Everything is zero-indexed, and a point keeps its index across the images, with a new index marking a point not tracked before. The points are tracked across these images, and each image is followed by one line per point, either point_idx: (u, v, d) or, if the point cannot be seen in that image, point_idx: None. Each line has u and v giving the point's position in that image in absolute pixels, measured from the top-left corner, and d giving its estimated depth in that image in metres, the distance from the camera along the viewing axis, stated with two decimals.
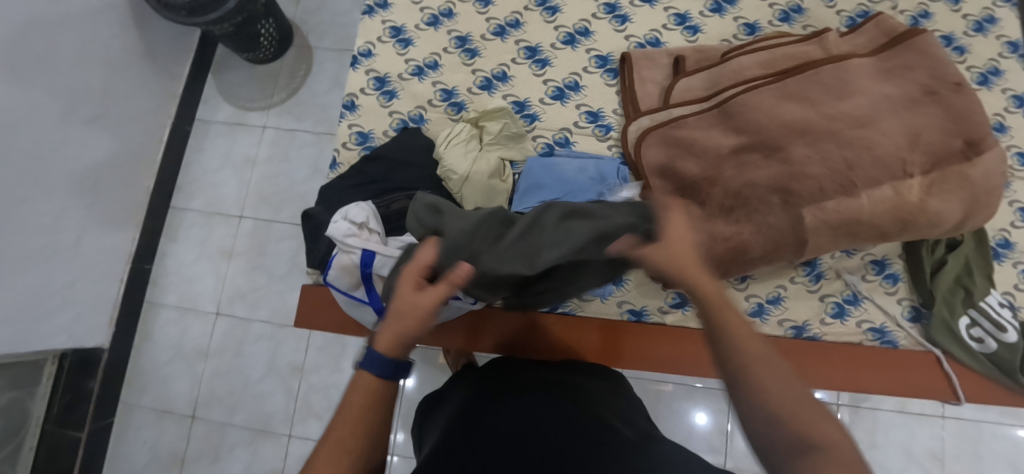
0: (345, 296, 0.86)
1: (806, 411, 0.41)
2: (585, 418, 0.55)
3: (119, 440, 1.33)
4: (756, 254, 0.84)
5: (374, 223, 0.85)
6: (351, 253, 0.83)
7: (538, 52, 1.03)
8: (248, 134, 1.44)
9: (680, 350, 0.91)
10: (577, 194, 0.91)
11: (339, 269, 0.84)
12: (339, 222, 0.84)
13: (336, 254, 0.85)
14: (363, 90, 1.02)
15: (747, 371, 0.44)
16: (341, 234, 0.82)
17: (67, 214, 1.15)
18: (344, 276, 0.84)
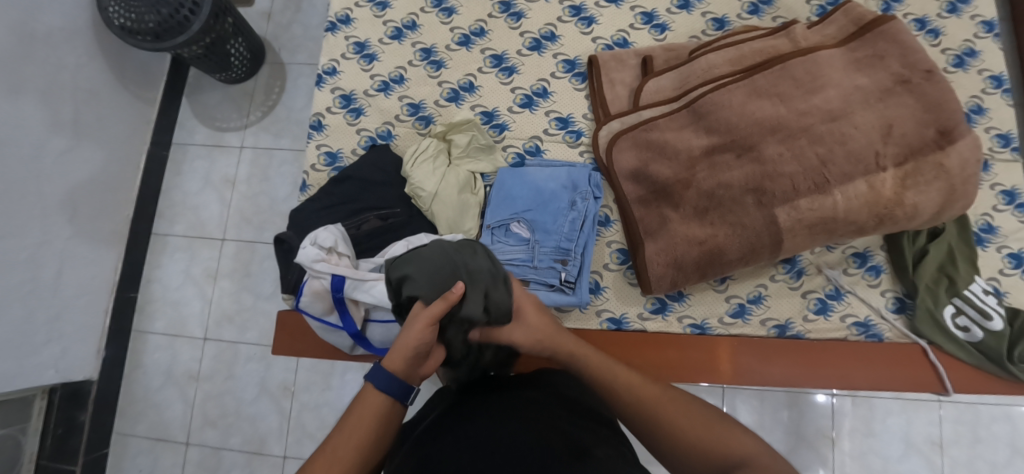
0: (318, 322, 0.85)
1: (711, 432, 0.51)
2: (565, 413, 0.55)
3: (115, 470, 1.32)
4: (733, 256, 0.82)
5: (343, 247, 0.84)
6: (321, 278, 0.82)
7: (504, 60, 1.01)
8: (226, 155, 1.43)
9: (677, 357, 0.88)
10: (549, 204, 0.90)
11: (311, 294, 0.82)
12: (307, 248, 0.83)
13: (307, 280, 0.84)
14: (330, 109, 1.00)
15: (652, 424, 0.53)
16: (309, 260, 0.82)
17: (48, 250, 1.14)
18: (317, 302, 0.82)
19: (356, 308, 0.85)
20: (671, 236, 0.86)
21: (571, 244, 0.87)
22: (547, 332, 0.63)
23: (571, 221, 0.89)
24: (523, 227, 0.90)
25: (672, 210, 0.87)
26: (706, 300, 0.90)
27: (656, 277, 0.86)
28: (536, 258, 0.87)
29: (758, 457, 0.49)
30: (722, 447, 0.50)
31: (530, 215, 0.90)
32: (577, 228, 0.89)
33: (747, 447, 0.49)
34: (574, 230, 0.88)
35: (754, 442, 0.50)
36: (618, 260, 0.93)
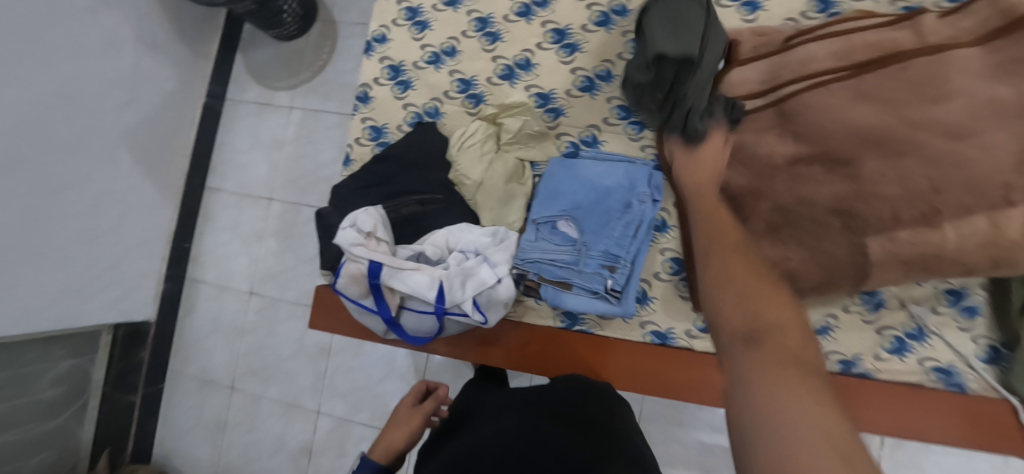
0: (354, 304, 0.83)
1: (768, 312, 0.49)
2: (568, 426, 0.58)
3: (168, 404, 1.42)
4: (807, 284, 0.73)
5: (383, 232, 0.81)
6: (359, 263, 0.80)
7: (566, 36, 0.91)
8: (276, 115, 1.42)
9: (712, 377, 0.82)
10: (599, 205, 0.83)
11: (348, 277, 0.80)
12: (346, 230, 0.80)
13: (345, 261, 0.81)
14: (377, 80, 0.96)
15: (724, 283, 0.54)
16: (347, 243, 0.79)
17: (108, 200, 1.20)
18: (353, 285, 0.80)
19: (391, 295, 0.82)
20: None
21: (621, 251, 0.80)
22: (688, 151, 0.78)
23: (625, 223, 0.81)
24: (571, 226, 0.84)
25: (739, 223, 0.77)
26: None
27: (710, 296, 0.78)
28: (581, 262, 0.81)
29: (801, 347, 0.46)
30: (771, 322, 0.48)
31: (578, 214, 0.83)
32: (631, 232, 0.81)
33: (794, 339, 0.46)
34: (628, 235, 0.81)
35: (800, 338, 0.47)
36: (671, 270, 0.85)
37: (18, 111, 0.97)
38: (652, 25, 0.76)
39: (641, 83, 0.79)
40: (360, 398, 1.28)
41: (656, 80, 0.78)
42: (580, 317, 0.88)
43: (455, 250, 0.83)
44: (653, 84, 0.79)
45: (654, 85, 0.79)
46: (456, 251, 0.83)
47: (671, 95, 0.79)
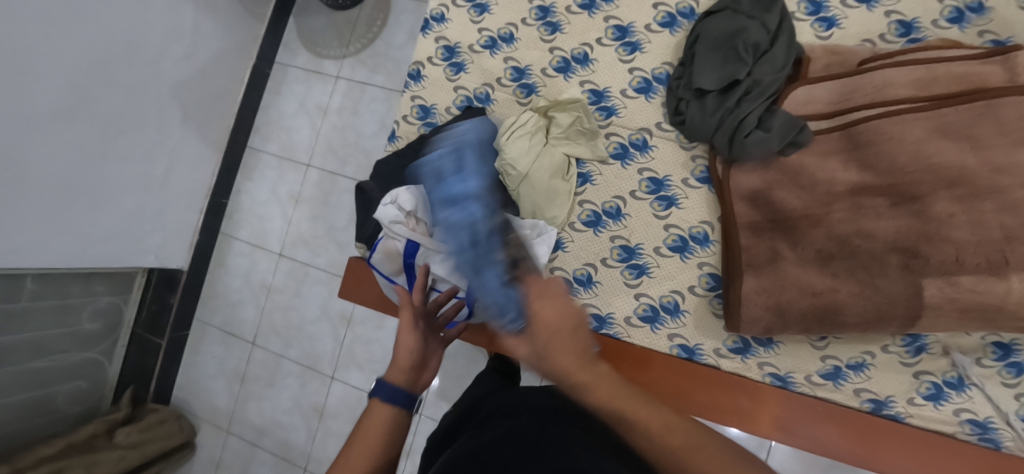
0: (385, 280, 0.84)
1: None
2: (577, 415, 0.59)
3: (193, 351, 1.47)
4: (852, 319, 0.71)
5: (423, 212, 0.79)
6: (396, 241, 0.80)
7: (628, 33, 0.89)
8: (322, 83, 1.44)
9: (734, 397, 0.81)
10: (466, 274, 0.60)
11: (384, 252, 0.82)
12: (388, 206, 0.81)
13: (384, 237, 0.82)
14: (431, 59, 0.96)
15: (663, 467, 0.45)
16: (387, 219, 0.80)
17: (160, 149, 1.24)
18: (387, 261, 0.82)
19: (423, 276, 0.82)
20: (779, 276, 0.75)
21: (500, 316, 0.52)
22: (756, 182, 0.79)
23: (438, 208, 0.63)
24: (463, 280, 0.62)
25: (789, 247, 0.76)
26: (795, 350, 0.81)
27: (748, 319, 0.76)
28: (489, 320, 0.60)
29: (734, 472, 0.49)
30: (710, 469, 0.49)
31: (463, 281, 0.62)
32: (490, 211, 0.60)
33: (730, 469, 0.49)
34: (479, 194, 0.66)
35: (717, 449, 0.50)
36: (707, 285, 0.83)
37: (87, 51, 1.00)
38: (711, 47, 0.81)
39: (707, 111, 0.80)
40: (376, 369, 1.31)
41: (721, 103, 0.80)
42: (609, 321, 0.85)
43: None
44: (719, 108, 0.79)
45: (721, 109, 0.79)
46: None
47: (746, 118, 0.78)
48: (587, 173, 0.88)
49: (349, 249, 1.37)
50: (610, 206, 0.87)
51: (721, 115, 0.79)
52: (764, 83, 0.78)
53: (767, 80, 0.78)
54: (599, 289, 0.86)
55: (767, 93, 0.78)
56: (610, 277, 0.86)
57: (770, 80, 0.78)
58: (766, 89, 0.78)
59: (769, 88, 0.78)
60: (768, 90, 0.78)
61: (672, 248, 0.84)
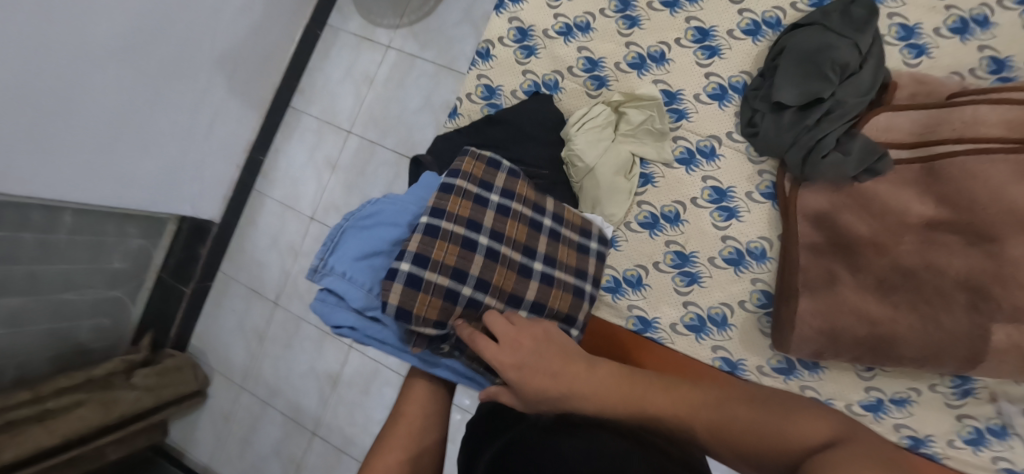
0: None
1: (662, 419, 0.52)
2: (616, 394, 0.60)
3: (214, 304, 1.47)
4: (909, 353, 0.70)
5: None
6: None
7: (709, 37, 0.87)
8: (373, 51, 1.42)
9: None
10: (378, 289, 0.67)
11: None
12: None
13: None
14: (502, 40, 0.94)
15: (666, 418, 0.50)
16: None
17: (208, 98, 1.22)
18: None
19: None
20: (838, 301, 0.74)
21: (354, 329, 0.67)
22: (824, 202, 0.77)
23: (377, 239, 0.69)
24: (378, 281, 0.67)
25: (849, 272, 0.74)
26: (840, 378, 0.80)
27: (799, 340, 0.75)
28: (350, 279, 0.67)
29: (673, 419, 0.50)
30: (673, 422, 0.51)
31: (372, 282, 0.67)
32: (385, 250, 0.68)
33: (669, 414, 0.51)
34: (411, 215, 0.71)
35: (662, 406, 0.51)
36: (758, 302, 0.82)
37: None
38: (796, 60, 0.79)
39: (780, 126, 0.79)
40: None
41: (797, 119, 0.78)
42: (653, 324, 0.85)
43: None
44: (794, 124, 0.78)
45: (796, 126, 0.78)
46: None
47: (820, 139, 0.76)
48: (650, 174, 0.86)
49: None
50: (669, 210, 0.86)
51: (795, 132, 0.78)
52: (845, 106, 0.76)
53: (849, 103, 0.76)
54: (648, 292, 0.85)
55: (846, 116, 0.76)
56: (660, 281, 0.85)
57: (852, 103, 0.76)
58: (846, 112, 0.76)
59: (850, 111, 0.76)
60: (848, 113, 0.76)
61: (727, 260, 0.83)
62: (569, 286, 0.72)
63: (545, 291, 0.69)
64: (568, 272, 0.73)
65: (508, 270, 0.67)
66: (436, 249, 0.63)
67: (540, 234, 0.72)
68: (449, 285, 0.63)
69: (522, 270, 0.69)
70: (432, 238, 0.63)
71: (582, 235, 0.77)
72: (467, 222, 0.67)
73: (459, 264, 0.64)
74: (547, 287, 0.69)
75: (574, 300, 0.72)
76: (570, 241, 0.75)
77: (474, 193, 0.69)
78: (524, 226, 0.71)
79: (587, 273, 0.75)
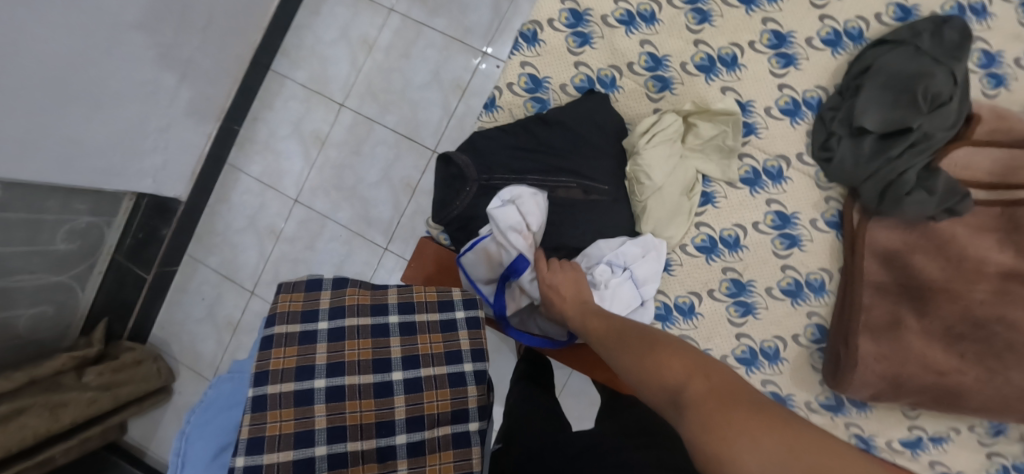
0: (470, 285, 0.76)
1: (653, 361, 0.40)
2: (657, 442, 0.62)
3: (180, 289, 1.31)
4: (972, 404, 0.69)
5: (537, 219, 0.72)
6: (503, 249, 0.72)
7: (786, 43, 0.78)
8: (371, 12, 1.23)
9: None
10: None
11: (482, 255, 0.73)
12: (507, 208, 0.70)
13: (486, 237, 0.73)
14: (552, 22, 0.82)
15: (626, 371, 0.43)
16: (506, 224, 0.70)
17: (175, 54, 1.02)
18: (481, 265, 0.74)
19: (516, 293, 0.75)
20: (905, 348, 0.71)
21: None
22: (894, 241, 0.73)
23: (221, 431, 0.56)
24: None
25: (916, 317, 0.71)
26: (885, 415, 0.80)
27: (860, 384, 0.72)
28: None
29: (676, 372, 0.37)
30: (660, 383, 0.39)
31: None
32: (230, 441, 0.56)
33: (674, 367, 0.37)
34: (247, 383, 0.61)
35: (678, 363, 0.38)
36: (812, 337, 0.79)
37: None
38: (884, 81, 0.70)
39: (854, 155, 0.72)
40: None
41: (876, 148, 0.71)
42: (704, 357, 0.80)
43: (601, 261, 0.74)
44: (871, 154, 0.71)
45: (873, 156, 0.71)
46: (602, 262, 0.73)
47: (898, 174, 0.70)
48: (711, 193, 0.80)
49: (377, 208, 1.21)
50: (728, 234, 0.80)
51: (872, 163, 0.71)
52: (930, 139, 0.69)
53: (936, 137, 0.69)
54: (700, 321, 0.81)
55: (928, 150, 0.70)
56: (712, 309, 0.80)
57: (938, 135, 0.69)
58: (930, 146, 0.70)
59: (934, 145, 0.69)
60: (931, 147, 0.70)
61: (785, 291, 0.79)
62: (443, 379, 0.57)
63: (415, 402, 0.55)
64: (437, 363, 0.58)
65: (362, 399, 0.54)
66: (268, 422, 0.50)
67: (390, 339, 0.58)
68: (296, 457, 0.50)
69: (380, 391, 0.55)
70: (260, 412, 0.51)
71: (441, 310, 0.62)
72: (297, 369, 0.54)
73: (301, 423, 0.51)
74: (417, 394, 0.56)
75: (455, 391, 0.57)
76: (429, 325, 0.61)
77: (299, 332, 0.57)
78: (366, 339, 0.58)
79: (461, 353, 0.59)
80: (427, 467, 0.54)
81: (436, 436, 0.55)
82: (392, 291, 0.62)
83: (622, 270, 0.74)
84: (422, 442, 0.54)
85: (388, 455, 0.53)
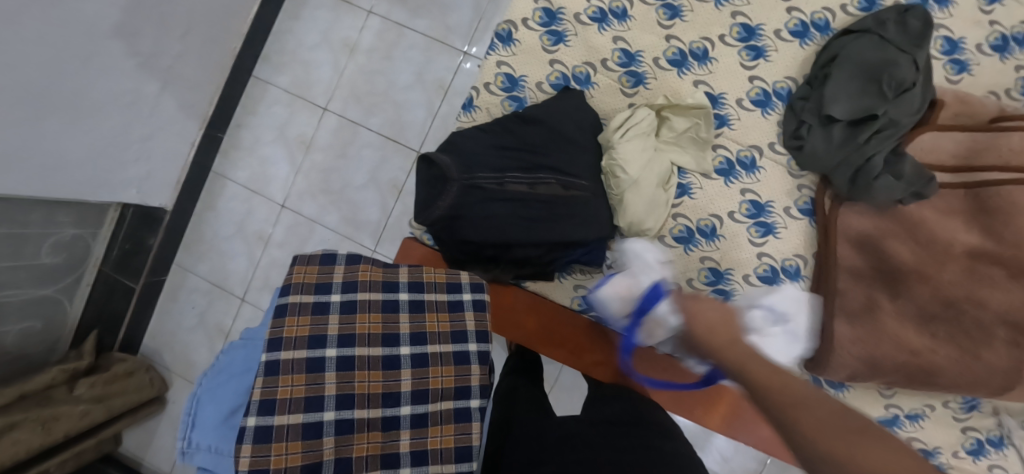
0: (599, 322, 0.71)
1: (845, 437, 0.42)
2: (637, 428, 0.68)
3: (170, 298, 1.31)
4: (945, 381, 0.70)
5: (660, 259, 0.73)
6: (636, 281, 0.69)
7: (755, 36, 0.80)
8: (352, 15, 1.24)
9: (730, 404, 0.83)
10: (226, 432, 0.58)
11: (614, 291, 0.69)
12: (647, 249, 0.73)
13: (617, 274, 0.70)
14: (526, 22, 0.83)
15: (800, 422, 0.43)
16: (642, 257, 0.71)
17: (154, 63, 1.02)
18: (615, 300, 0.69)
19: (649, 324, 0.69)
20: (880, 329, 0.73)
21: None
22: (866, 227, 0.75)
23: (232, 395, 0.60)
24: (224, 436, 0.58)
25: (888, 298, 0.73)
26: (863, 396, 0.82)
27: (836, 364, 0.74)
28: (200, 440, 0.57)
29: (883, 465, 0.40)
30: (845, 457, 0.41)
31: (205, 437, 0.57)
32: (241, 404, 0.59)
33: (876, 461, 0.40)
34: (259, 350, 0.63)
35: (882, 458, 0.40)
36: None
37: None
38: (850, 71, 0.72)
39: (824, 143, 0.74)
40: None
41: (847, 137, 0.73)
42: None
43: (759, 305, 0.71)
44: (841, 142, 0.73)
45: (842, 144, 0.73)
46: (756, 309, 0.69)
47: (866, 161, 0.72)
48: (687, 184, 0.82)
49: (364, 210, 1.22)
50: (705, 224, 0.81)
51: (842, 152, 0.73)
52: (896, 127, 0.71)
53: (900, 125, 0.72)
54: None
55: (894, 137, 0.72)
56: None
57: (903, 123, 0.71)
58: (895, 135, 0.72)
59: (899, 132, 0.72)
60: (897, 134, 0.72)
61: (763, 278, 0.80)
62: (448, 357, 0.61)
63: (421, 376, 0.59)
64: (443, 341, 0.61)
65: (371, 370, 0.58)
66: (280, 386, 0.54)
67: (399, 315, 0.61)
68: (305, 421, 0.54)
69: (389, 364, 0.59)
70: (272, 376, 0.54)
71: (448, 291, 0.65)
72: (310, 338, 0.57)
73: (312, 389, 0.55)
74: (423, 369, 0.60)
75: (459, 369, 0.61)
76: (436, 304, 0.64)
77: (313, 303, 0.59)
78: (377, 314, 0.61)
79: (466, 333, 0.63)
80: (429, 438, 0.58)
81: (439, 410, 0.59)
82: (402, 268, 0.65)
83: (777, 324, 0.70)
84: (426, 414, 0.59)
85: (392, 424, 0.57)
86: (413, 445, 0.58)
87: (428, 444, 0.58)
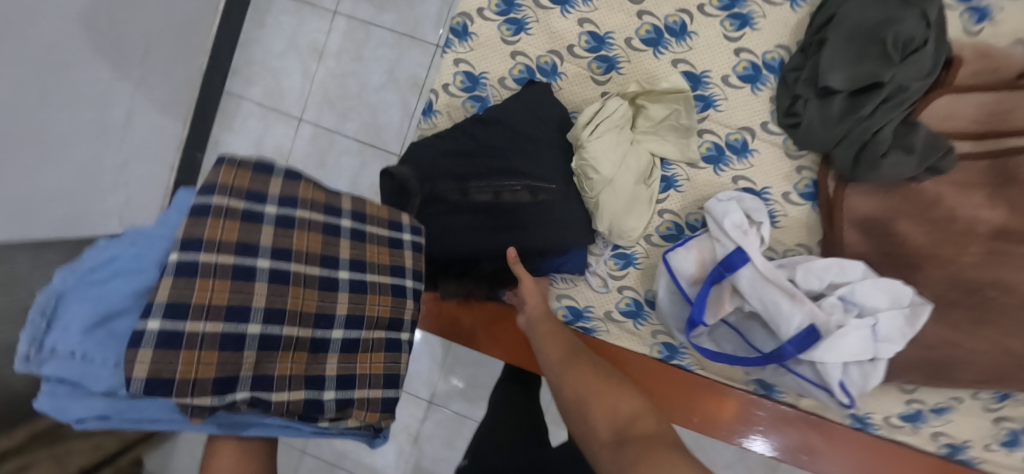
0: (671, 284, 0.71)
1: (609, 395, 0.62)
2: None
3: None
4: (968, 376, 0.63)
5: (761, 219, 0.68)
6: (718, 243, 0.68)
7: (738, 2, 0.70)
8: (317, 17, 1.18)
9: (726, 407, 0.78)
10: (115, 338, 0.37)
11: (691, 250, 0.70)
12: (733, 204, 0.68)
13: (695, 237, 0.71)
14: (481, 12, 0.75)
15: (586, 396, 0.62)
16: (729, 219, 0.67)
17: (114, 90, 0.98)
18: (690, 262, 0.69)
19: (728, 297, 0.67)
20: None
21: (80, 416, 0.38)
22: (873, 209, 0.67)
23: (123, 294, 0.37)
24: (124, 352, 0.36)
25: None
26: (881, 394, 0.74)
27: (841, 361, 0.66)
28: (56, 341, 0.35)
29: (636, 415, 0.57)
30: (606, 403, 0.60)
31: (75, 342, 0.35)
32: (142, 306, 0.38)
33: (644, 421, 0.56)
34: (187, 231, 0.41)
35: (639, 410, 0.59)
36: None
37: None
38: (848, 33, 0.63)
39: (823, 119, 0.65)
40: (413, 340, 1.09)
41: (848, 108, 0.64)
42: (681, 351, 0.78)
43: (841, 293, 0.64)
44: (841, 115, 0.64)
45: (843, 117, 0.64)
46: (833, 295, 0.64)
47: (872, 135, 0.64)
48: (672, 176, 0.75)
49: None
50: (694, 218, 0.75)
51: (843, 127, 0.64)
52: (905, 93, 0.62)
53: (910, 92, 0.62)
54: None
55: (903, 106, 0.63)
56: None
57: (913, 88, 0.62)
58: (906, 102, 0.63)
59: (909, 100, 0.63)
60: (907, 102, 0.63)
61: None
62: (380, 342, 0.50)
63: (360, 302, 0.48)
64: (383, 271, 0.51)
65: (307, 288, 0.45)
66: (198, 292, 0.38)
67: (342, 240, 0.49)
68: (226, 331, 0.39)
69: (326, 285, 0.46)
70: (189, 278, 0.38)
71: (391, 226, 0.54)
72: (240, 245, 0.41)
73: (238, 298, 0.40)
74: (362, 295, 0.49)
75: (398, 301, 0.52)
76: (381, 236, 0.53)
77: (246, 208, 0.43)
78: (319, 235, 0.47)
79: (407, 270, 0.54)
80: (359, 364, 0.48)
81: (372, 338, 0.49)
82: (344, 192, 0.51)
83: (857, 313, 0.64)
84: (359, 340, 0.48)
85: (321, 348, 0.46)
86: (341, 371, 0.47)
87: (358, 370, 0.48)
